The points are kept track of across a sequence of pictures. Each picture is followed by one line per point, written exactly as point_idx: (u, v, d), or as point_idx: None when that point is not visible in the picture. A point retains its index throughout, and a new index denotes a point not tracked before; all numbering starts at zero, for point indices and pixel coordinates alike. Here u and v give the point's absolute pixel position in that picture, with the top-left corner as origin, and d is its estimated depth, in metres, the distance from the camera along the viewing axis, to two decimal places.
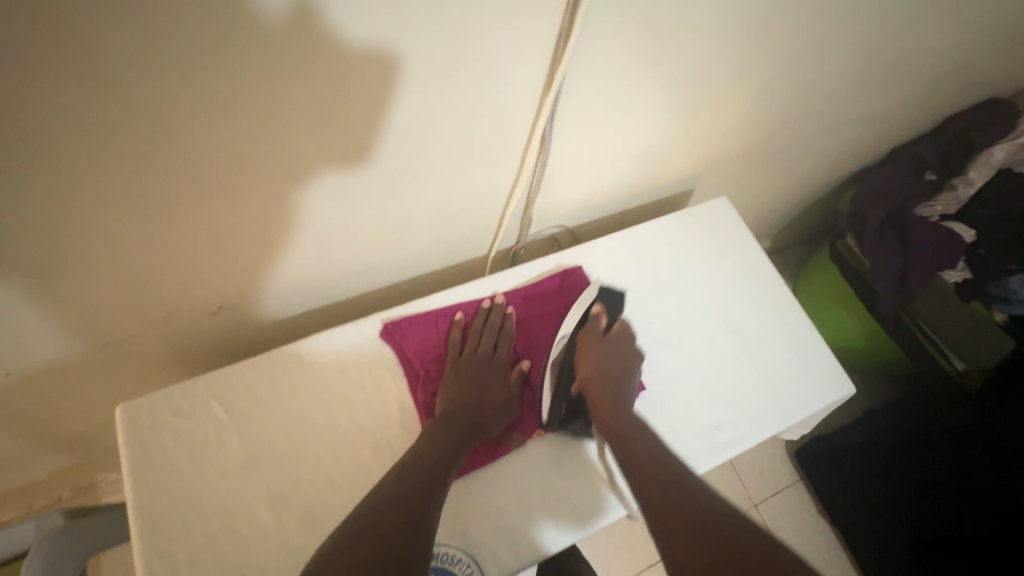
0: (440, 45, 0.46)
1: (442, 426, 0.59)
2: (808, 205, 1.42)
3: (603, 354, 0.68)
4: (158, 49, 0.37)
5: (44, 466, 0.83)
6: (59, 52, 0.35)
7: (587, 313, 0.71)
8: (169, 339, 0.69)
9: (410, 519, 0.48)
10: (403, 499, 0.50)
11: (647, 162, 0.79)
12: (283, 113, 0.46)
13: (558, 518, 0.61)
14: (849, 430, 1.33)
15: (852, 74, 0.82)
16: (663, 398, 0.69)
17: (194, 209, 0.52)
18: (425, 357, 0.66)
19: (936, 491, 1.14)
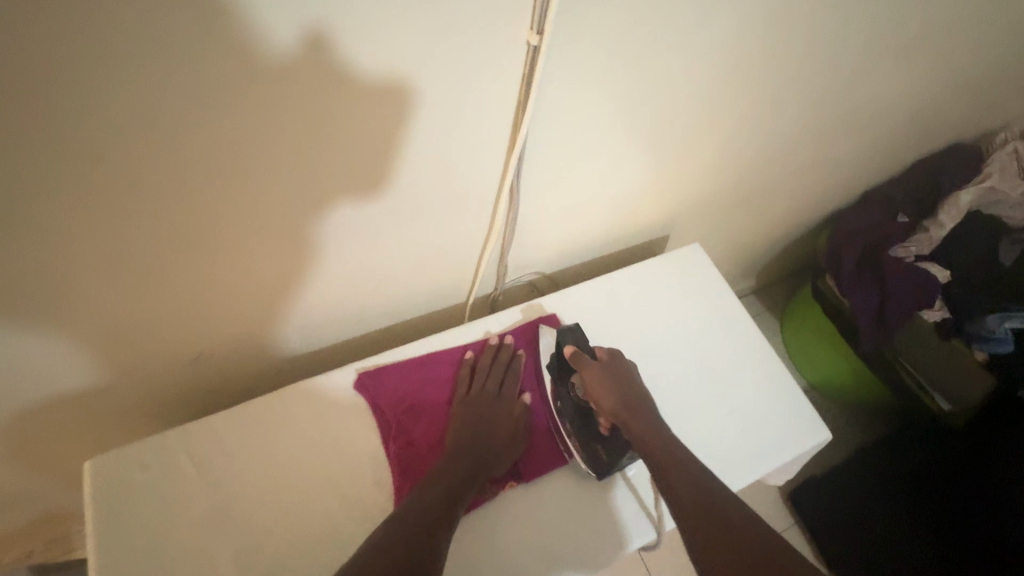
0: (405, 107, 0.48)
1: (449, 467, 0.59)
2: (788, 245, 1.45)
3: (607, 385, 0.65)
4: (122, 109, 0.39)
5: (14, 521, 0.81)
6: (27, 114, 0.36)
7: (559, 353, 0.70)
8: (144, 390, 0.69)
9: (418, 554, 0.49)
10: (406, 542, 0.50)
11: (621, 211, 0.82)
12: (252, 169, 0.48)
13: (578, 550, 0.61)
14: (844, 467, 1.30)
15: (813, 124, 0.86)
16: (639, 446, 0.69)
17: (168, 261, 0.53)
18: (432, 400, 0.66)
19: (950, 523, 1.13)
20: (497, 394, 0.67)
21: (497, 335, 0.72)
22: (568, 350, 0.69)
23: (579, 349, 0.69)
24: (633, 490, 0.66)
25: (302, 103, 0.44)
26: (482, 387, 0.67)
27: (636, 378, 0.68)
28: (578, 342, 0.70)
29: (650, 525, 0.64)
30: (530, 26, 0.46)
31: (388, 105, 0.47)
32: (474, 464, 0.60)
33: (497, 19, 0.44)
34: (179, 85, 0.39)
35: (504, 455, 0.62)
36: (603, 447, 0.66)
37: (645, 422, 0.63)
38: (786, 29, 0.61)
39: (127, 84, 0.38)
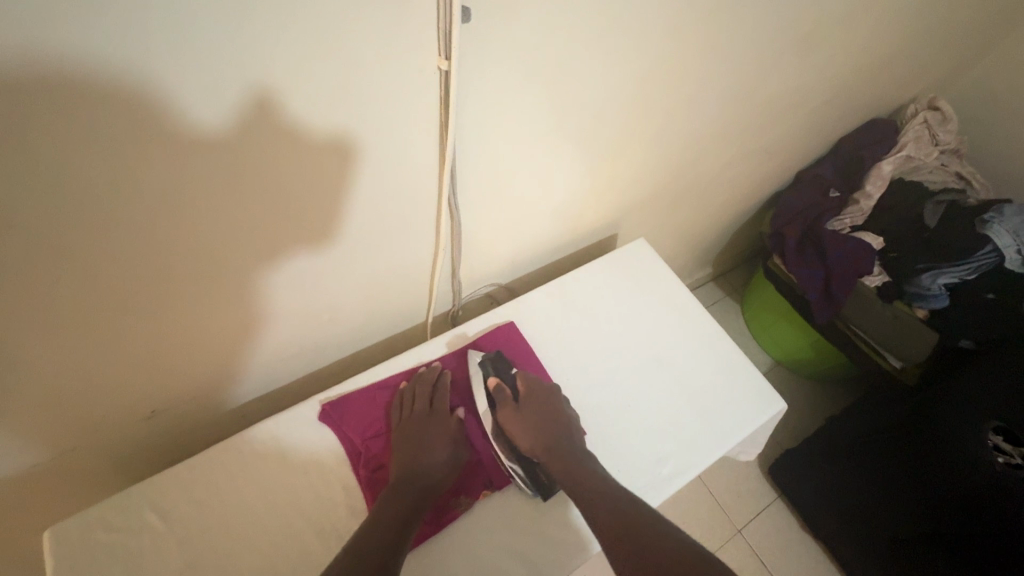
0: (332, 145, 0.49)
1: (395, 492, 0.59)
2: (736, 231, 1.52)
3: (528, 421, 0.66)
4: (39, 175, 0.38)
5: None
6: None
7: (486, 390, 0.70)
8: (102, 451, 0.67)
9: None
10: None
11: (563, 217, 0.84)
12: (183, 222, 0.47)
13: (552, 544, 0.62)
14: (822, 436, 1.35)
15: (734, 116, 0.91)
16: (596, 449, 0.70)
17: (111, 318, 0.52)
18: (367, 430, 0.66)
19: (917, 477, 1.12)
20: (427, 412, 0.66)
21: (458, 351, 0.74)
22: (489, 386, 0.70)
23: (501, 383, 0.70)
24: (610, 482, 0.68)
25: (224, 153, 0.44)
26: (414, 407, 0.67)
27: (563, 411, 0.68)
28: (498, 370, 0.71)
29: None
30: (439, 52, 0.47)
31: (312, 146, 0.48)
32: (415, 493, 0.59)
33: (406, 53, 0.45)
34: (90, 151, 0.38)
35: (442, 479, 0.62)
36: (539, 469, 0.66)
37: (572, 452, 0.64)
38: (686, 32, 0.64)
39: (31, 158, 0.37)
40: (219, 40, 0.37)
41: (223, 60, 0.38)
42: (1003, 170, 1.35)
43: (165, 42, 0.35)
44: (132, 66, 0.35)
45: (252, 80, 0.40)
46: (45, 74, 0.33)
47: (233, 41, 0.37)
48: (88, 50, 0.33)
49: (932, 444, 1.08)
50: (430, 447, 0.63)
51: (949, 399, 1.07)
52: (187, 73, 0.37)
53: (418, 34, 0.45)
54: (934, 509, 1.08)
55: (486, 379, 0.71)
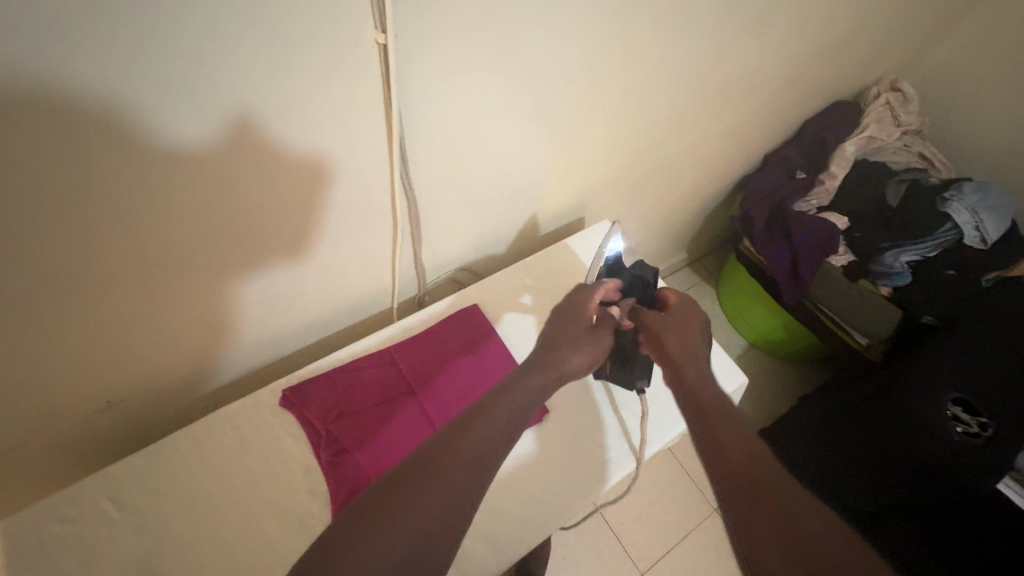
0: (298, 157, 0.53)
1: (530, 370, 0.54)
2: (708, 216, 1.53)
3: (677, 330, 0.61)
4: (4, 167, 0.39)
5: None
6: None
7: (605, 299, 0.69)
8: (56, 444, 0.66)
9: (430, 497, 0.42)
10: (475, 458, 0.44)
11: (526, 198, 0.84)
12: (142, 224, 0.49)
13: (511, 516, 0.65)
14: (795, 415, 1.37)
15: (694, 96, 0.92)
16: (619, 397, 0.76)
17: (65, 309, 0.52)
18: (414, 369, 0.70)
19: (870, 454, 1.11)
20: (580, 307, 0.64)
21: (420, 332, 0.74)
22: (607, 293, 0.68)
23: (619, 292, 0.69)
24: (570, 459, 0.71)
25: (196, 167, 0.47)
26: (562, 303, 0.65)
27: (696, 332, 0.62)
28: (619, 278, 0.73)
29: (631, 454, 0.71)
30: (375, 26, 0.46)
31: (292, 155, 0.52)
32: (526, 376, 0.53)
33: (349, 47, 0.47)
34: (62, 144, 0.40)
35: (551, 362, 0.56)
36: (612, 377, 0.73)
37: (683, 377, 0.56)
38: (638, 8, 0.64)
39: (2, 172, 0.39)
40: (188, 66, 0.40)
41: (202, 85, 0.42)
42: (963, 148, 1.38)
43: (139, 71, 0.39)
44: (124, 89, 0.39)
45: (224, 103, 0.44)
46: (25, 101, 0.36)
47: (211, 67, 0.41)
48: (85, 72, 0.37)
49: (892, 419, 1.07)
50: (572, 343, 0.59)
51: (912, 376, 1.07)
52: (160, 95, 0.41)
53: (354, 16, 0.45)
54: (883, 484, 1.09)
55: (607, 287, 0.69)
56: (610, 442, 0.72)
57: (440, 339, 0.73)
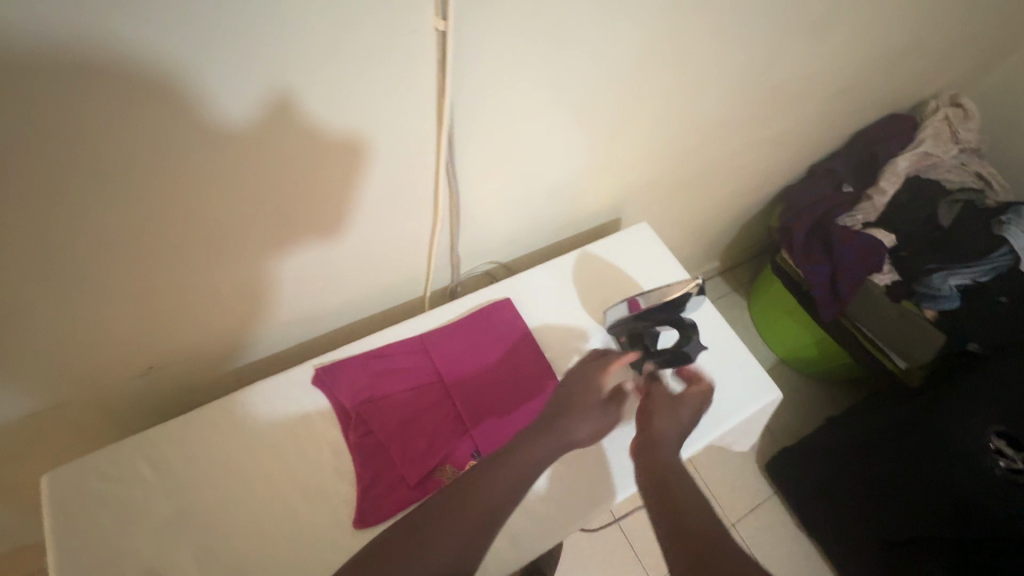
0: (333, 139, 0.53)
1: (543, 437, 0.58)
2: (745, 227, 1.50)
3: (674, 413, 0.63)
4: (62, 127, 0.40)
5: None
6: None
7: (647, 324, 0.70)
8: (99, 404, 0.68)
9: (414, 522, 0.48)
10: (484, 519, 0.49)
11: (565, 195, 0.84)
12: (194, 194, 0.50)
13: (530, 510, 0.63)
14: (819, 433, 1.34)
15: (742, 102, 0.90)
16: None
17: (118, 272, 0.54)
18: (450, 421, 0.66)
19: (903, 484, 1.10)
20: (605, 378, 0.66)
21: (453, 323, 0.74)
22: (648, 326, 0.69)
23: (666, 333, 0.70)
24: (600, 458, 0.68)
25: (239, 142, 0.48)
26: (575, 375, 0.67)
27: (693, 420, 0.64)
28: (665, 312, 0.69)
29: None
30: (437, 14, 0.47)
31: (323, 137, 0.52)
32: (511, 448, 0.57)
33: (410, 35, 0.47)
34: (114, 111, 0.41)
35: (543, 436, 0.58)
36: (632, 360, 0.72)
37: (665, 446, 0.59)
38: (694, 4, 0.63)
39: (75, 130, 0.41)
40: (262, 43, 0.42)
41: (248, 61, 0.42)
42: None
43: (205, 45, 0.40)
44: (175, 59, 0.40)
45: (267, 83, 0.45)
46: (85, 63, 0.38)
47: (257, 45, 0.42)
48: (138, 39, 0.38)
49: (925, 448, 1.06)
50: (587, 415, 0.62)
51: (946, 409, 1.04)
52: (210, 71, 0.42)
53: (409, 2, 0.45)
54: (915, 514, 1.08)
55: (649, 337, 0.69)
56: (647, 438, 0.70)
57: (472, 331, 0.73)
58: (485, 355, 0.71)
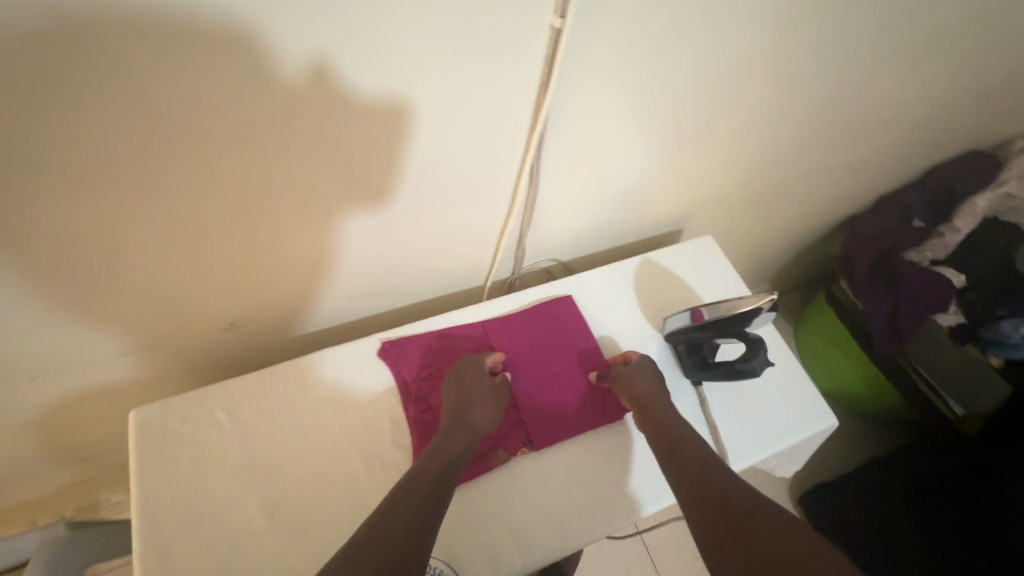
0: (361, 105, 0.51)
1: (449, 434, 0.60)
2: (802, 253, 1.46)
3: (642, 379, 0.67)
4: (148, 80, 0.41)
5: (48, 466, 0.88)
6: (116, 102, 0.42)
7: (703, 325, 0.69)
8: (181, 352, 0.73)
9: (420, 501, 0.52)
10: (418, 503, 0.52)
11: (632, 200, 0.85)
12: (304, 162, 0.54)
13: (576, 503, 0.64)
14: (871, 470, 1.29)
15: (822, 124, 0.89)
16: (713, 404, 0.72)
17: (219, 227, 0.58)
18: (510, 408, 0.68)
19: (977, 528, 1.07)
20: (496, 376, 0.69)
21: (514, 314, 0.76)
22: (700, 326, 0.69)
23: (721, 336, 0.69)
24: (645, 464, 0.68)
25: (285, 107, 0.48)
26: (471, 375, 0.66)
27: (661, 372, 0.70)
28: (726, 320, 0.67)
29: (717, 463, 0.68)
30: (555, 12, 0.49)
31: (354, 102, 0.50)
32: (444, 449, 0.58)
33: (529, 30, 0.50)
34: (184, 68, 0.42)
35: (460, 435, 0.60)
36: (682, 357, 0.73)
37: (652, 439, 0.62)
38: (790, 18, 0.63)
39: (216, 92, 0.44)
40: (392, 25, 0.45)
41: (304, 22, 0.42)
42: None
43: (331, 21, 0.42)
44: (240, 15, 0.40)
45: (303, 42, 0.43)
46: (152, 20, 0.38)
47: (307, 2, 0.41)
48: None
49: (1009, 491, 1.06)
50: (487, 402, 0.64)
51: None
52: (316, 42, 0.44)
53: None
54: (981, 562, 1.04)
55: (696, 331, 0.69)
56: None
57: (532, 324, 0.75)
58: (544, 349, 0.73)
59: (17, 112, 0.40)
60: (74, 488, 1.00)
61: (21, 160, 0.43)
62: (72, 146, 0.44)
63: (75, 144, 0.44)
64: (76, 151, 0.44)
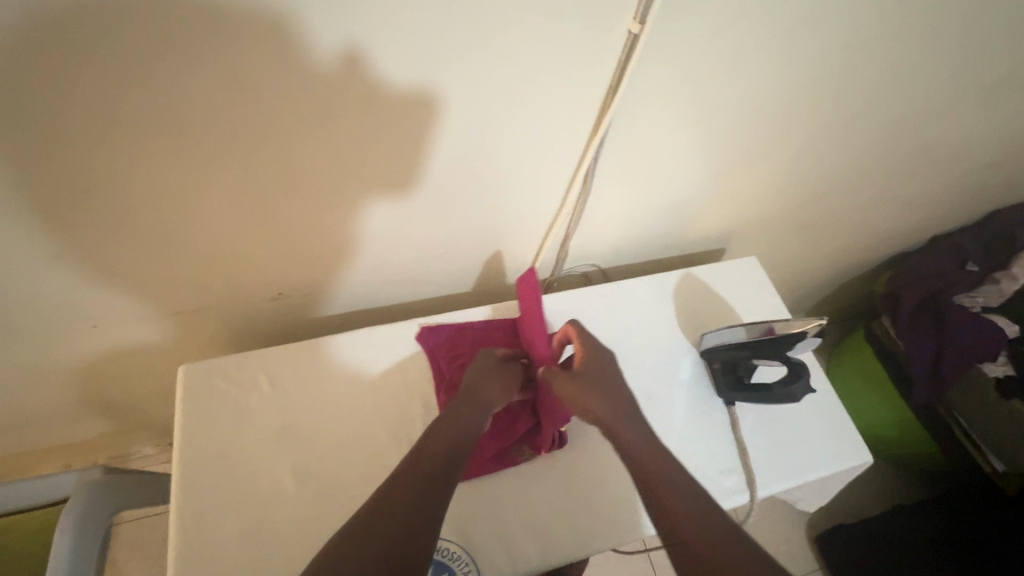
0: (393, 94, 0.52)
1: (433, 437, 0.52)
2: (844, 287, 1.42)
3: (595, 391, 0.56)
4: (232, 51, 0.44)
5: (92, 411, 0.93)
6: (212, 69, 0.45)
7: (752, 342, 0.69)
8: (229, 315, 0.77)
9: (412, 498, 0.46)
10: (407, 506, 0.46)
11: (679, 214, 0.85)
12: (372, 142, 0.56)
13: (596, 509, 0.64)
14: (893, 515, 1.24)
15: (881, 154, 0.87)
16: (745, 425, 0.71)
17: (283, 198, 0.60)
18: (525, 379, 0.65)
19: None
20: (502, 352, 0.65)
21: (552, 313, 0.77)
22: (748, 343, 0.69)
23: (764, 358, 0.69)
24: None
25: (334, 88, 0.49)
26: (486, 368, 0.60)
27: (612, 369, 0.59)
28: (776, 342, 0.67)
29: (743, 487, 0.67)
30: (635, 16, 0.51)
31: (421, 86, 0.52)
32: (429, 451, 0.51)
33: (607, 31, 0.52)
34: (254, 44, 0.44)
35: (443, 436, 0.52)
36: (717, 375, 0.72)
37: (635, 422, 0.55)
38: (858, 43, 0.63)
39: (300, 67, 0.47)
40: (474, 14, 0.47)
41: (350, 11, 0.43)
42: None
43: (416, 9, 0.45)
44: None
45: (339, 33, 0.45)
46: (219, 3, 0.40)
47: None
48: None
49: None
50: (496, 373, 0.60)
51: None
52: (395, 28, 0.46)
53: None
54: None
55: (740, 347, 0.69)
56: (723, 469, 0.68)
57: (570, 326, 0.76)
58: (578, 351, 0.74)
59: (126, 71, 0.43)
60: (112, 436, 1.05)
61: (121, 117, 0.46)
62: (161, 107, 0.47)
63: (164, 106, 0.46)
64: (163, 113, 0.47)
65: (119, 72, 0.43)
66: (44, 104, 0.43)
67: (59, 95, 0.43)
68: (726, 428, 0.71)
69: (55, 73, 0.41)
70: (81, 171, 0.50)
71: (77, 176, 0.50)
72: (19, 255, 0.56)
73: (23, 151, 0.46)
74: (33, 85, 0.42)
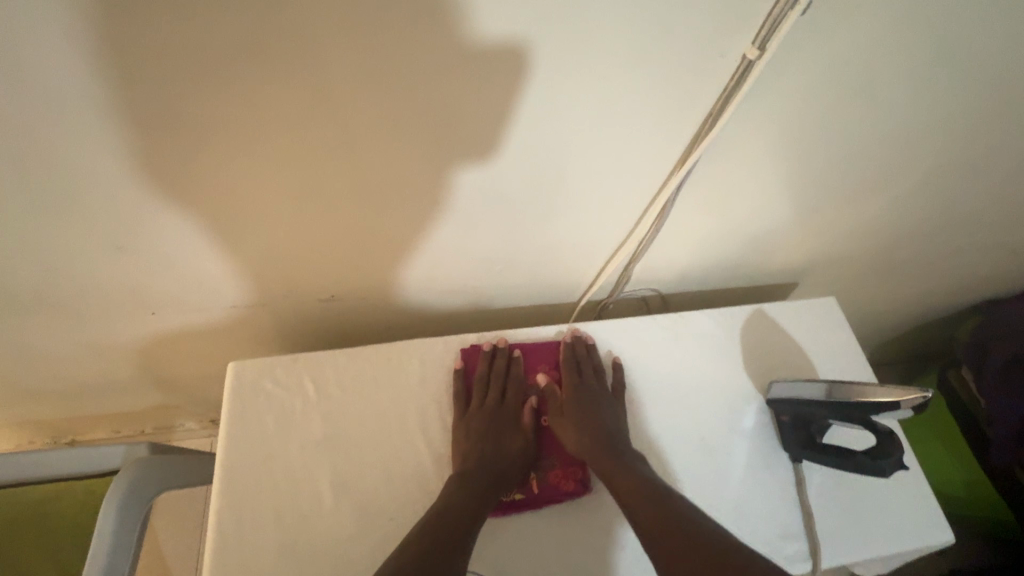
0: (432, 105, 0.49)
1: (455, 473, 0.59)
2: (919, 330, 1.31)
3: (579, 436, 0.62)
4: (310, 52, 0.43)
5: (144, 386, 0.95)
6: (299, 73, 0.44)
7: (824, 402, 0.61)
8: (281, 311, 0.76)
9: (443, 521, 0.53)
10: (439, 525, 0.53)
11: (755, 245, 0.79)
12: (448, 154, 0.54)
13: (645, 564, 0.59)
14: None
15: (995, 197, 0.78)
16: (811, 487, 0.65)
17: (347, 202, 0.58)
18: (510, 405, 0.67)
19: None
20: (463, 414, 0.64)
21: (607, 337, 0.73)
22: (818, 400, 0.61)
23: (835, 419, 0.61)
24: None
25: (409, 96, 0.47)
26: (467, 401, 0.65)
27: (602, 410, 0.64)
28: (849, 410, 0.58)
29: (806, 553, 0.61)
30: (753, 41, 0.48)
31: (506, 100, 0.49)
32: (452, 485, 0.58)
33: (715, 52, 0.49)
34: (327, 44, 0.42)
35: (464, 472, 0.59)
36: (784, 427, 0.67)
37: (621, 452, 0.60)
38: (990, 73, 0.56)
39: (381, 72, 0.45)
40: (577, 27, 0.44)
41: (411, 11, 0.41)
42: None
43: (516, 19, 0.43)
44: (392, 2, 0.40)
45: (397, 32, 0.42)
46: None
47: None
48: None
49: None
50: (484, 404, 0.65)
51: None
52: (489, 37, 0.44)
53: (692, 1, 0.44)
54: None
55: (808, 402, 0.62)
56: (784, 530, 0.62)
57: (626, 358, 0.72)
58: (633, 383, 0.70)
59: (215, 69, 0.43)
60: (162, 410, 1.08)
61: (198, 113, 0.46)
62: (239, 106, 0.46)
63: (241, 104, 0.46)
64: (240, 112, 0.46)
65: (208, 69, 0.42)
66: (137, 95, 0.43)
67: (137, 88, 0.43)
68: (791, 487, 0.65)
69: (138, 67, 0.41)
70: (156, 163, 0.50)
71: (158, 166, 0.50)
72: (93, 237, 0.57)
73: (108, 139, 0.47)
74: (129, 76, 0.41)
